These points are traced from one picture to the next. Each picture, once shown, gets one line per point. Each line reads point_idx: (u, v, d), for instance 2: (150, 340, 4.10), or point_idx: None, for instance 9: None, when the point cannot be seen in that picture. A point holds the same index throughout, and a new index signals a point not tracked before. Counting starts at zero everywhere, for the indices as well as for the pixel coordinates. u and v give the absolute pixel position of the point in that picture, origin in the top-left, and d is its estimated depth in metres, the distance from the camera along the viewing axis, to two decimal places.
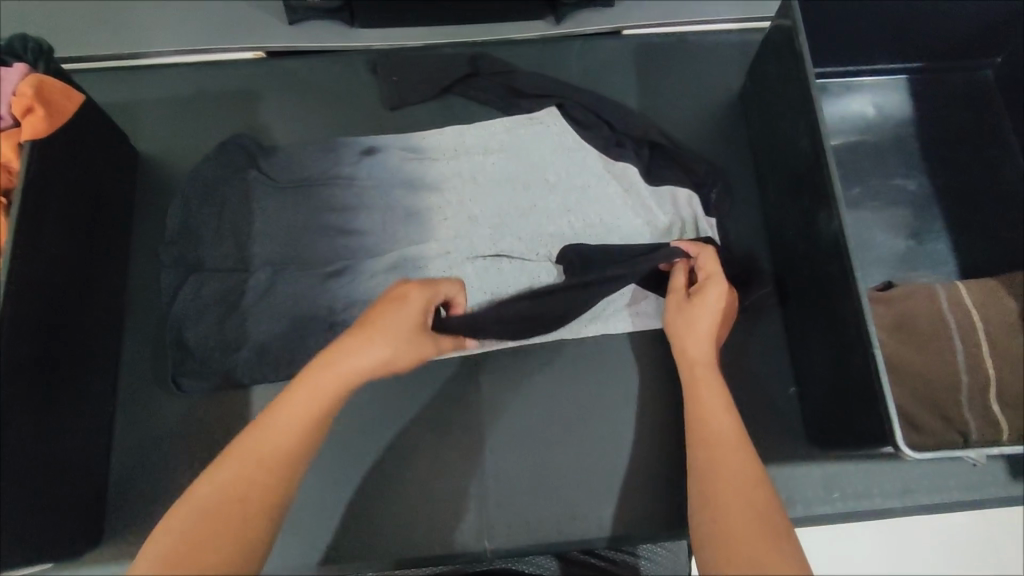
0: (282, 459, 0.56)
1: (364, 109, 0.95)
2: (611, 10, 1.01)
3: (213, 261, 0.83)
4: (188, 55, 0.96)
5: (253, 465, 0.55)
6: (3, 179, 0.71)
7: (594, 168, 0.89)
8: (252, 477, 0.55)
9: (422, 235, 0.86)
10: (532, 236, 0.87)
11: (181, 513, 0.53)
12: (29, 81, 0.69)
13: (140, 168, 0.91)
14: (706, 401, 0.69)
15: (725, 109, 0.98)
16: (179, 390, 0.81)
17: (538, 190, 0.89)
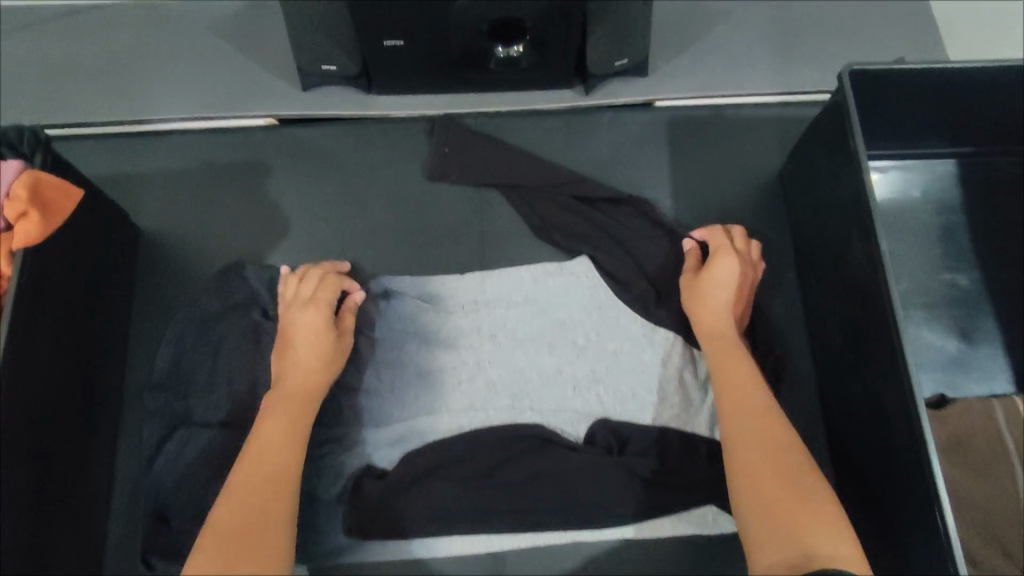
0: (291, 449, 0.67)
1: (381, 186, 0.90)
2: (643, 79, 0.95)
3: (210, 399, 0.77)
4: (194, 122, 0.90)
5: (266, 469, 0.64)
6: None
7: (630, 331, 0.83)
8: (275, 471, 0.64)
9: (434, 408, 0.79)
10: (556, 412, 0.80)
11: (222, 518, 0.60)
12: (23, 180, 0.63)
13: (143, 245, 0.86)
14: (733, 377, 0.71)
15: (763, 189, 0.93)
16: (150, 568, 0.73)
17: (565, 355, 0.82)
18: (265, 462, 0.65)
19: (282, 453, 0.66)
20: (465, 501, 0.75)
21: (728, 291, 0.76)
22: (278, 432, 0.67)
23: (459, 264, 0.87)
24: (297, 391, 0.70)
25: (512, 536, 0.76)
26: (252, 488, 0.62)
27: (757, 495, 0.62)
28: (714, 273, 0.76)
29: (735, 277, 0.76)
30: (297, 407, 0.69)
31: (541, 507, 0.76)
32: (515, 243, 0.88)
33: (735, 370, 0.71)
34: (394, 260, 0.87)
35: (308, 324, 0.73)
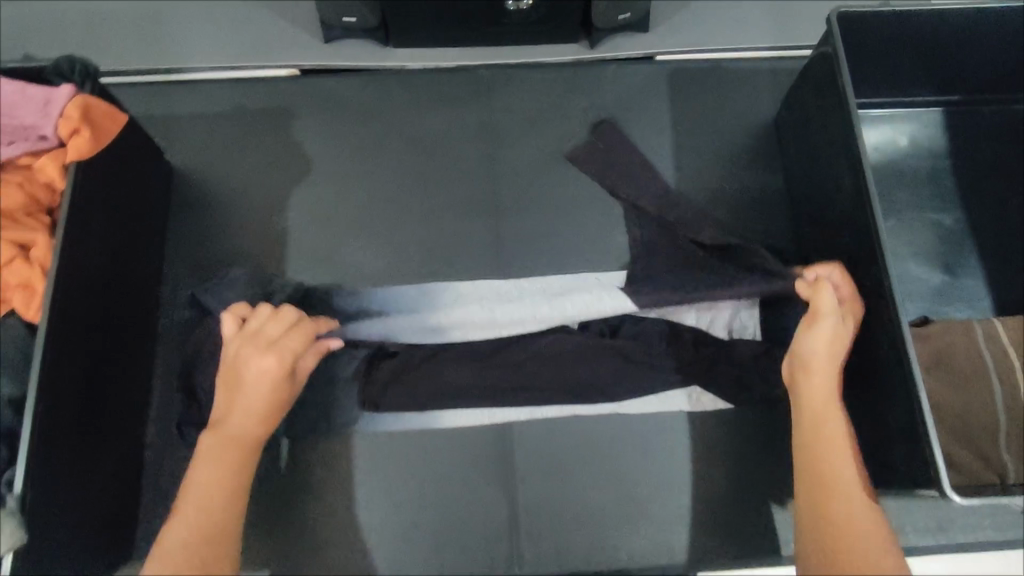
0: (239, 478, 0.65)
1: (397, 130, 0.96)
2: (644, 35, 1.01)
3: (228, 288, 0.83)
4: (222, 71, 0.96)
5: (218, 497, 0.63)
6: (46, 197, 0.70)
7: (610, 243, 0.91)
8: (228, 522, 0.63)
9: (435, 310, 0.86)
10: (550, 312, 0.84)
11: (165, 544, 0.60)
12: (75, 101, 0.69)
13: (176, 182, 0.92)
14: (818, 404, 0.67)
15: (758, 138, 0.98)
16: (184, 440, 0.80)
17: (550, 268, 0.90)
18: (218, 490, 0.63)
19: (230, 490, 0.64)
20: (467, 380, 0.80)
21: (845, 357, 0.69)
22: (228, 470, 0.64)
23: (472, 203, 0.93)
24: (242, 437, 0.66)
25: (512, 407, 0.82)
26: (201, 555, 0.59)
27: (831, 528, 0.60)
28: (825, 336, 0.68)
29: (845, 339, 0.69)
30: (244, 449, 0.66)
31: (537, 383, 0.81)
32: (525, 184, 0.94)
33: (827, 406, 0.67)
34: (410, 199, 0.93)
35: (262, 369, 0.67)
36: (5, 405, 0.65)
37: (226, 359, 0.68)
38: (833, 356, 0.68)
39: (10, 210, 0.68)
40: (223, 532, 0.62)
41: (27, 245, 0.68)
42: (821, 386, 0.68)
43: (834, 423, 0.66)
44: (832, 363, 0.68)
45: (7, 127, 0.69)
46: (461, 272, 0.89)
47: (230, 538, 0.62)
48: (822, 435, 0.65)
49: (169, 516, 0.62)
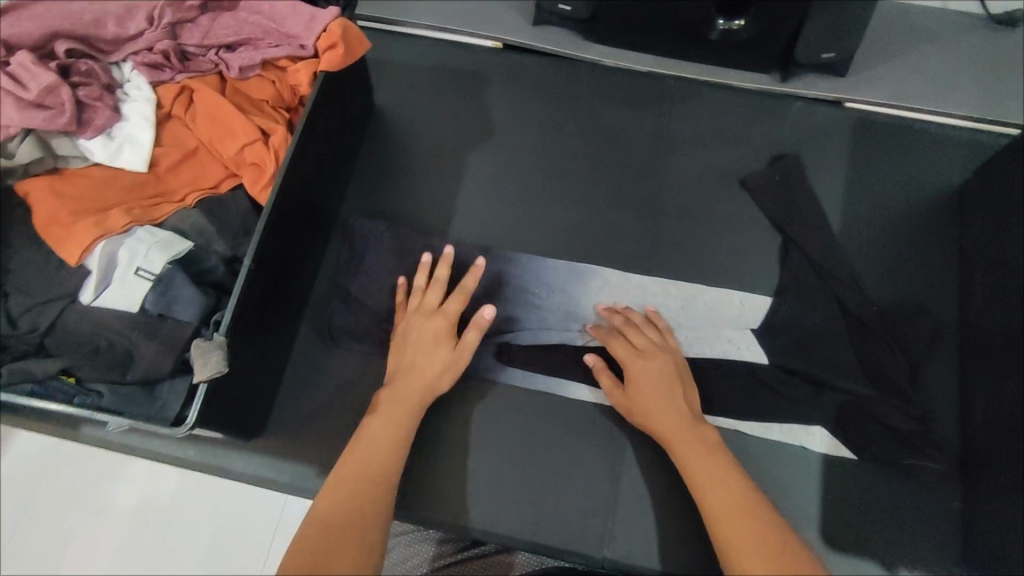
0: (393, 445, 0.72)
1: (579, 115, 1.01)
2: (838, 79, 1.01)
3: (416, 227, 0.93)
4: (436, 32, 1.05)
5: (380, 459, 0.70)
6: (290, 98, 0.81)
7: (765, 274, 0.91)
8: (381, 477, 0.68)
9: (582, 287, 0.88)
10: (690, 341, 0.86)
11: (332, 489, 0.65)
12: (339, 22, 0.78)
13: (374, 119, 1.01)
14: (706, 467, 0.70)
15: (940, 203, 0.94)
16: (332, 341, 0.87)
17: (699, 287, 0.89)
18: (387, 453, 0.70)
19: (388, 456, 0.70)
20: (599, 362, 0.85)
21: (666, 386, 0.76)
22: (388, 438, 0.72)
23: (634, 197, 0.95)
24: (413, 403, 0.76)
25: None
26: (356, 488, 0.65)
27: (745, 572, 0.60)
28: (636, 369, 0.77)
29: (659, 372, 0.77)
30: (402, 415, 0.74)
31: None
32: (690, 194, 0.96)
33: (708, 462, 0.70)
34: (577, 180, 0.96)
35: (432, 332, 0.79)
36: (221, 261, 0.73)
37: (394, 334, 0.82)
38: (660, 386, 0.76)
39: (260, 101, 0.80)
40: (381, 474, 0.68)
41: (267, 133, 0.77)
42: (659, 412, 0.75)
43: (699, 443, 0.72)
44: (662, 397, 0.75)
45: (278, 33, 0.79)
46: (610, 257, 0.91)
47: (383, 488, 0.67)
48: (684, 458, 0.72)
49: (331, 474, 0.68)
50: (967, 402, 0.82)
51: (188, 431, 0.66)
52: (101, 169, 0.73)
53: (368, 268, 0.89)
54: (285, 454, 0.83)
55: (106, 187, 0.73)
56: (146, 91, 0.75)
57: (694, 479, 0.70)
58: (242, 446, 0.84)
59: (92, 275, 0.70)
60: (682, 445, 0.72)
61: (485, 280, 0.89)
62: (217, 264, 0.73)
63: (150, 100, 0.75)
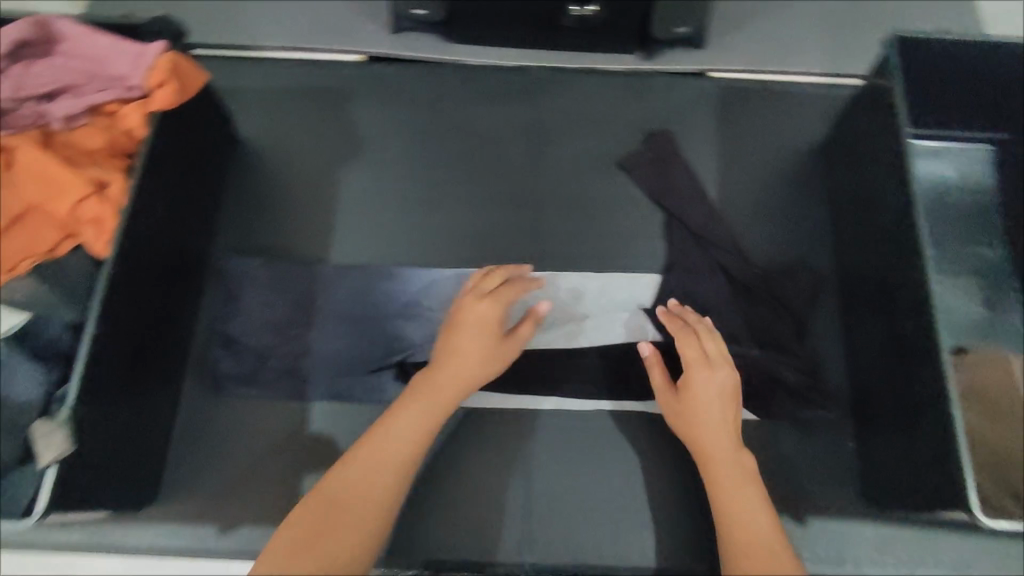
0: (406, 452, 0.72)
1: (451, 120, 0.99)
2: (700, 52, 1.03)
3: (296, 260, 0.91)
4: (293, 53, 1.01)
5: (376, 469, 0.70)
6: (125, 142, 0.75)
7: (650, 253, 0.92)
8: (376, 489, 0.68)
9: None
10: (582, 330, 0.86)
11: (308, 506, 0.65)
12: (167, 58, 0.74)
13: (238, 152, 0.96)
14: (735, 490, 0.71)
15: (807, 158, 0.97)
16: (219, 390, 0.83)
17: (586, 275, 0.90)
18: (384, 472, 0.70)
19: (392, 466, 0.70)
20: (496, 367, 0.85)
21: (731, 411, 0.75)
22: (398, 445, 0.72)
23: (514, 195, 0.95)
24: (442, 401, 0.75)
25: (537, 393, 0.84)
26: (331, 504, 0.66)
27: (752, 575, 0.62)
28: (693, 385, 0.76)
29: (717, 391, 0.75)
30: (428, 414, 0.74)
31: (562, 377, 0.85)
32: (569, 184, 0.96)
33: (737, 485, 0.71)
34: (456, 185, 0.95)
35: (486, 320, 0.79)
36: (67, 328, 0.73)
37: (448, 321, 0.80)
38: (714, 406, 0.75)
39: (92, 149, 0.74)
40: (373, 490, 0.68)
41: (105, 183, 0.72)
42: (695, 428, 0.75)
43: (738, 471, 0.72)
44: (713, 415, 0.74)
45: (101, 76, 0.74)
46: (497, 261, 0.91)
47: (376, 506, 0.68)
48: (723, 481, 0.72)
49: (326, 477, 0.69)
50: (851, 345, 0.84)
51: (37, 520, 0.65)
52: None
53: (248, 309, 0.87)
54: (182, 516, 0.79)
55: None
56: None
57: (721, 496, 0.71)
58: (134, 516, 0.79)
59: None
60: (724, 470, 0.72)
61: (373, 303, 0.87)
62: (62, 334, 0.74)
63: None
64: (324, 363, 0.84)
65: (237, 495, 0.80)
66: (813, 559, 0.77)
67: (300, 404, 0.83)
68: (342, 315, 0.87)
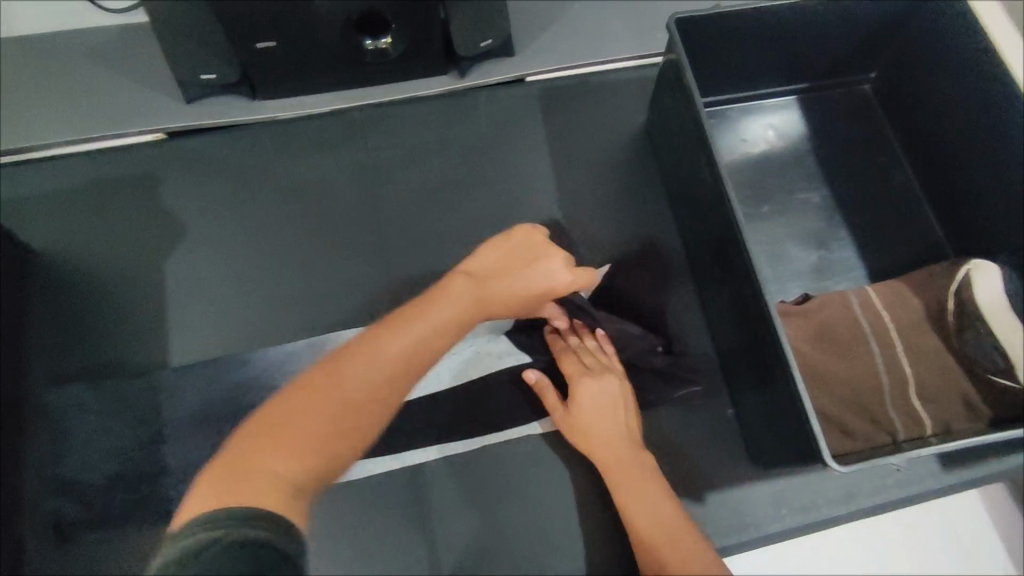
0: (406, 382, 0.55)
1: (273, 180, 0.93)
2: (512, 59, 1.02)
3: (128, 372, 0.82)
4: (79, 144, 0.92)
5: (387, 386, 0.54)
6: None
7: None
8: (366, 404, 0.52)
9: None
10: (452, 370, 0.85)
11: (309, 419, 0.50)
12: None
13: (37, 266, 0.86)
14: (635, 479, 0.74)
15: (634, 145, 1.01)
16: (65, 540, 0.74)
17: None
18: (377, 383, 0.53)
19: (382, 387, 0.53)
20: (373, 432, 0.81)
21: (622, 413, 0.78)
22: (391, 359, 0.55)
23: (357, 246, 0.91)
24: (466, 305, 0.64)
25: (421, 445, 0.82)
26: (348, 426, 0.51)
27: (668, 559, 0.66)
28: (583, 399, 0.77)
29: (604, 398, 0.78)
30: (467, 291, 0.66)
31: (446, 421, 0.83)
32: (411, 219, 0.93)
33: (637, 476, 0.74)
34: (292, 249, 0.90)
35: (520, 256, 0.74)
36: None
37: (513, 258, 0.74)
38: (605, 416, 0.77)
39: None
40: (364, 399, 0.52)
41: None
42: (590, 432, 0.76)
43: (635, 463, 0.75)
44: (603, 424, 0.77)
45: None
46: (350, 318, 0.86)
47: (380, 413, 0.53)
48: (620, 477, 0.74)
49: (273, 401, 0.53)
50: (710, 318, 0.87)
51: None
52: None
53: (82, 444, 0.77)
54: None
55: None
56: None
57: (622, 488, 0.74)
58: None
59: None
60: (619, 471, 0.74)
61: (222, 398, 0.80)
62: None
63: None
64: (179, 476, 0.76)
65: None
66: (717, 533, 0.79)
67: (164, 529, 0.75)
68: (188, 419, 0.78)
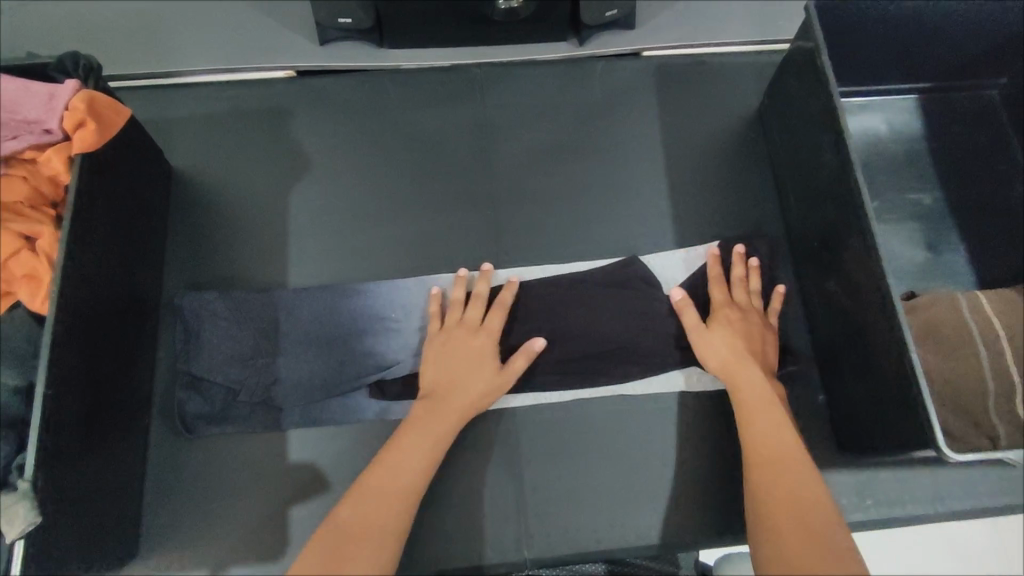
0: (423, 470, 0.72)
1: (392, 126, 0.97)
2: (632, 32, 1.03)
3: (251, 288, 0.87)
4: (219, 74, 0.97)
5: (393, 497, 0.69)
6: (18, 190, 0.69)
7: (609, 237, 0.93)
8: (398, 497, 0.70)
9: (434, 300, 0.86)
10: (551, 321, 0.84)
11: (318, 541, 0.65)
12: (81, 96, 0.70)
13: (176, 183, 0.92)
14: (773, 443, 0.71)
15: (746, 129, 1.00)
16: (189, 432, 0.80)
17: (550, 266, 0.89)
18: (405, 491, 0.70)
19: (399, 494, 0.70)
20: None
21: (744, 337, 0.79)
22: (415, 464, 0.72)
23: (467, 196, 0.94)
24: (456, 411, 0.76)
25: (514, 391, 0.83)
26: (375, 510, 0.68)
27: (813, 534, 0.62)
28: (718, 317, 0.81)
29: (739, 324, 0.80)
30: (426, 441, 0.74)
31: (540, 371, 0.83)
32: (521, 177, 0.95)
33: (780, 442, 0.71)
34: (408, 192, 0.93)
35: (474, 348, 0.79)
36: (13, 394, 0.67)
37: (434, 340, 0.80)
38: (736, 335, 0.79)
39: (13, 201, 0.69)
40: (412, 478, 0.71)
41: (33, 236, 0.69)
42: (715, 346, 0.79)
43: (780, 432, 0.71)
44: (729, 344, 0.79)
45: (9, 122, 0.69)
46: (458, 264, 0.90)
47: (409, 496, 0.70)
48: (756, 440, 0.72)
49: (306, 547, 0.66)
50: (809, 303, 0.88)
51: None
52: None
53: (208, 346, 0.81)
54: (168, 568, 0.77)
55: None
56: None
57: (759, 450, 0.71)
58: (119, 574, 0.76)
59: None
60: (775, 443, 0.71)
61: (334, 320, 0.84)
62: (10, 400, 0.67)
63: None
64: (291, 388, 0.81)
65: (225, 535, 0.78)
66: None
67: (276, 435, 0.81)
68: (304, 336, 0.83)
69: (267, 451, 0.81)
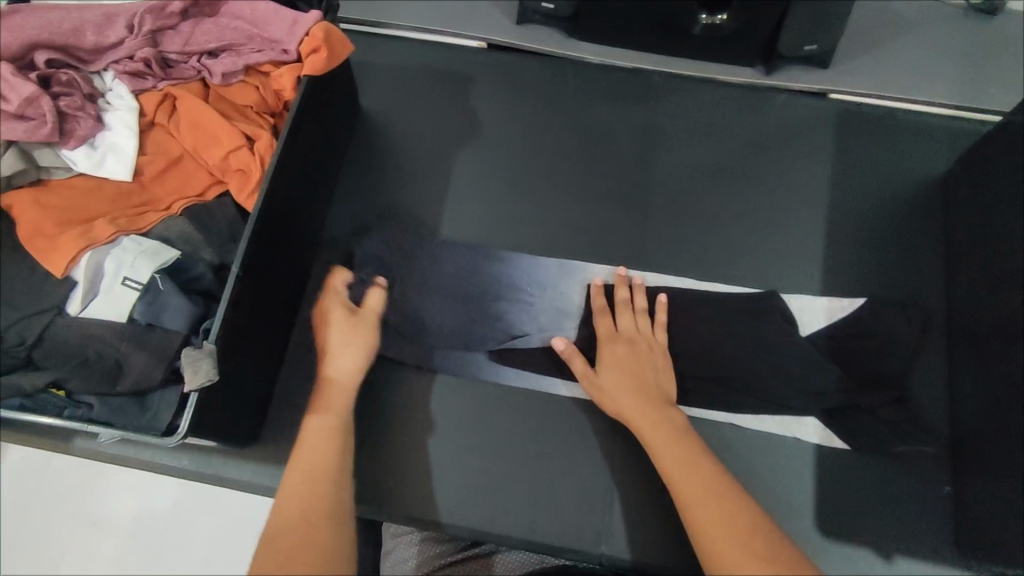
0: (335, 441, 0.71)
1: (564, 112, 1.01)
2: (824, 71, 1.01)
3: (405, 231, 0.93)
4: (420, 33, 1.05)
5: (322, 472, 0.67)
6: (251, 96, 0.80)
7: (753, 267, 0.91)
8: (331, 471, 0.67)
9: (569, 283, 0.89)
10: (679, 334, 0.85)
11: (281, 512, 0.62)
12: (321, 26, 0.77)
13: (362, 122, 1.00)
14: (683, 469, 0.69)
15: (925, 192, 0.95)
16: None
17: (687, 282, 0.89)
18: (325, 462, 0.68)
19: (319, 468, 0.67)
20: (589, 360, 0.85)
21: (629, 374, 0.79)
22: (317, 438, 0.70)
23: (621, 194, 0.95)
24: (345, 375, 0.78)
25: None
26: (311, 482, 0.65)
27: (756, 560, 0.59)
28: (609, 357, 0.80)
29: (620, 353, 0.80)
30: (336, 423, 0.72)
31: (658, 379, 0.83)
32: (677, 188, 0.96)
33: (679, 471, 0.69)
34: (565, 178, 0.96)
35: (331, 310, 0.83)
36: (209, 268, 0.74)
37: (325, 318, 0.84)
38: (630, 356, 0.80)
39: (245, 105, 0.80)
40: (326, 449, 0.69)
41: (253, 138, 0.77)
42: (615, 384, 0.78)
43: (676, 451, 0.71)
44: (632, 384, 0.78)
45: (259, 37, 0.79)
46: (598, 256, 0.91)
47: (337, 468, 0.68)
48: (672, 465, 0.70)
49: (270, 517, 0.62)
50: (955, 388, 0.82)
51: (179, 439, 0.67)
52: (83, 179, 0.74)
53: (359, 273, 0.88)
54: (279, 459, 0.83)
55: (90, 196, 0.74)
56: (128, 99, 0.76)
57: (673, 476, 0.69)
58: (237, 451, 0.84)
59: (79, 288, 0.71)
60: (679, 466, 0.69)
61: (473, 279, 0.89)
62: (204, 272, 0.74)
63: (134, 108, 0.76)
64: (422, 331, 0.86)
65: None
66: None
67: (398, 369, 0.86)
68: (445, 287, 0.88)
69: (385, 381, 0.86)
